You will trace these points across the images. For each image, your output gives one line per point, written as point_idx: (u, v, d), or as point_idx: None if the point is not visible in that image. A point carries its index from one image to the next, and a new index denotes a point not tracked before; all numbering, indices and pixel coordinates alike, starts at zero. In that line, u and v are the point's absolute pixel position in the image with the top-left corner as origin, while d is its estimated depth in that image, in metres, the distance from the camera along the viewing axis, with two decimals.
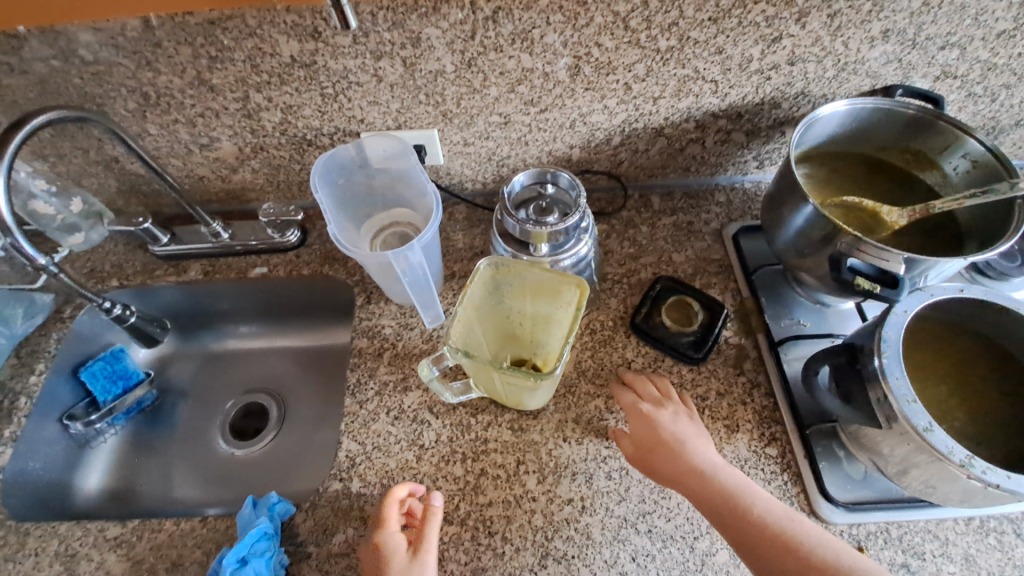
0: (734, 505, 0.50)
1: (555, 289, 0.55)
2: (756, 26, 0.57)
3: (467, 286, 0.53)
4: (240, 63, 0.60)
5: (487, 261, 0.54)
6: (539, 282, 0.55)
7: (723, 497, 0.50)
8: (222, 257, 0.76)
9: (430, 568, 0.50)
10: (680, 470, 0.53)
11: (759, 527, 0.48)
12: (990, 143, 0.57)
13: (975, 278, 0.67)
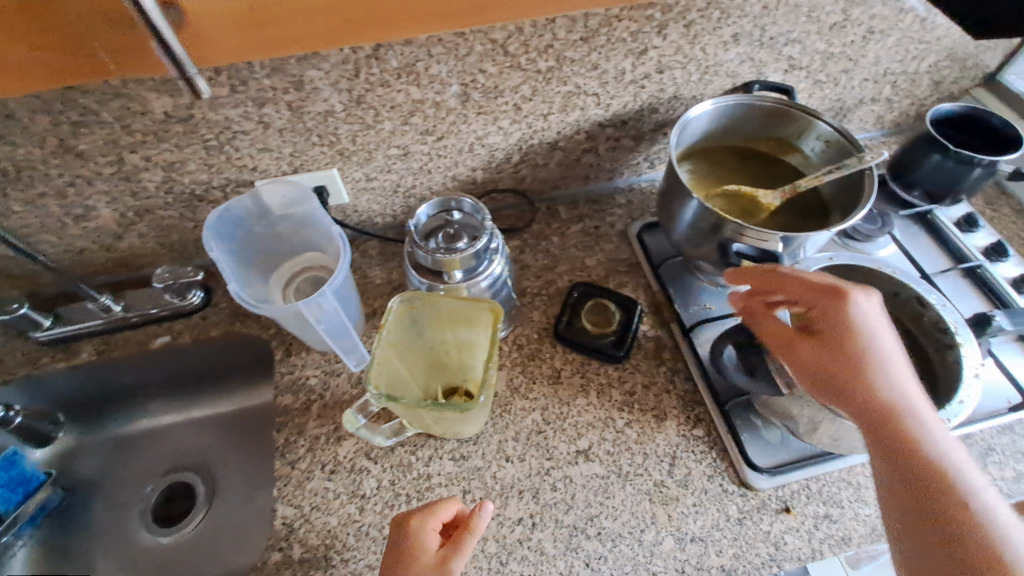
0: (876, 406, 0.49)
1: (470, 316, 0.55)
2: (624, 42, 0.61)
3: (381, 327, 0.52)
4: (108, 125, 0.56)
5: (398, 298, 0.54)
6: (454, 310, 0.55)
7: (864, 398, 0.50)
8: (116, 331, 0.70)
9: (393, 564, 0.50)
10: (833, 365, 0.51)
11: (894, 431, 0.48)
12: (834, 124, 0.65)
13: (847, 243, 0.75)
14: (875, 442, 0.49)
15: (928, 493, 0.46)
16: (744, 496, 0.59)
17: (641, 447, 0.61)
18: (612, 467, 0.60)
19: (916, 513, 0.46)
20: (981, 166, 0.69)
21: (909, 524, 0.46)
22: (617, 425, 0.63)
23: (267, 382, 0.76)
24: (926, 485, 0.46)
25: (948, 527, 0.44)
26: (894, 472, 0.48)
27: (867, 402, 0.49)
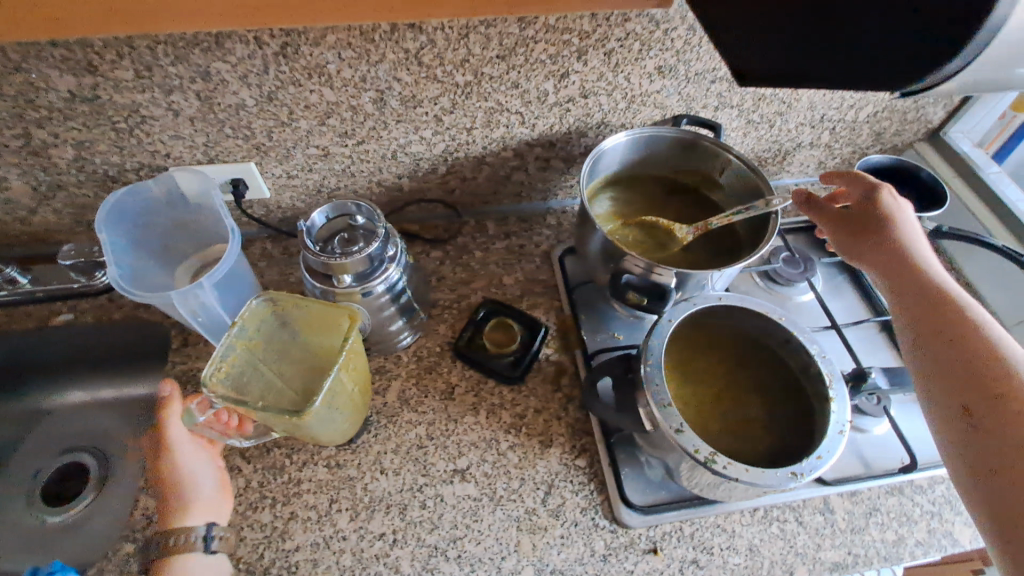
0: (904, 300, 0.52)
1: (330, 318, 0.54)
2: (543, 63, 0.61)
3: (236, 322, 0.53)
4: (10, 98, 0.56)
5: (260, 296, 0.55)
6: (315, 313, 0.54)
7: (901, 289, 0.53)
8: (19, 305, 0.72)
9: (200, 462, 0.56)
10: (921, 285, 0.51)
11: (930, 310, 0.49)
12: (750, 161, 0.64)
13: (768, 285, 0.74)
14: (908, 333, 0.50)
15: (968, 368, 0.45)
16: (614, 532, 0.58)
17: (520, 472, 0.60)
18: (486, 489, 0.59)
19: (955, 400, 0.44)
20: None
21: (952, 419, 0.44)
22: (500, 447, 0.62)
23: (156, 377, 0.76)
24: (963, 360, 0.45)
25: (970, 408, 0.43)
26: (931, 361, 0.47)
27: (921, 287, 0.51)
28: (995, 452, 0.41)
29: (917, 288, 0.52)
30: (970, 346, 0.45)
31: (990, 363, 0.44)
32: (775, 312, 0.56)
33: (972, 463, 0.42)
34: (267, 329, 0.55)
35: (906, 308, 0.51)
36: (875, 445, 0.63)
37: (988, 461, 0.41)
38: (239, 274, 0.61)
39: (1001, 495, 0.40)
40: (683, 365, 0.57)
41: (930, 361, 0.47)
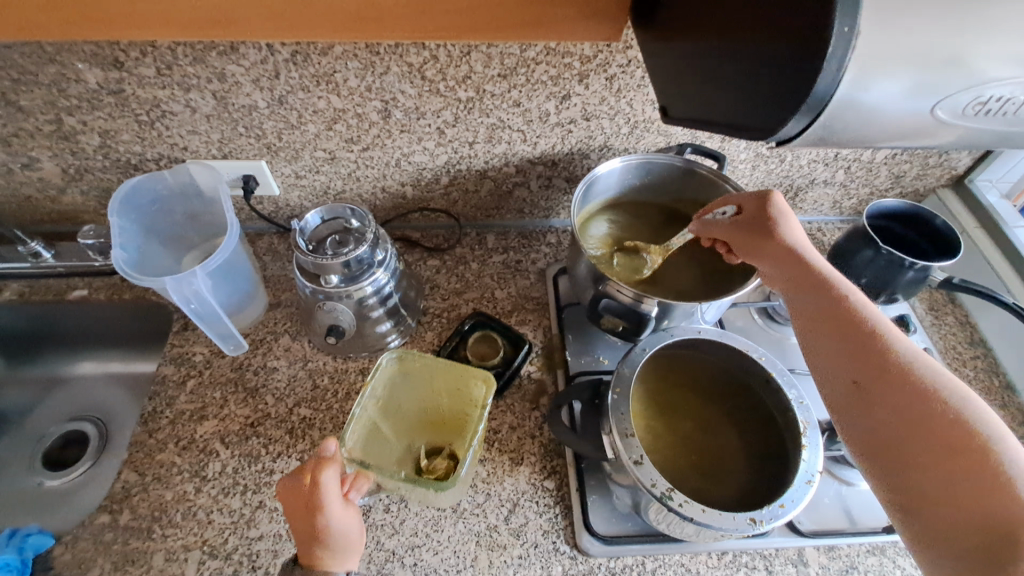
0: (791, 285, 0.52)
1: (463, 378, 0.57)
2: (544, 84, 0.62)
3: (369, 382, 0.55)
4: (45, 87, 0.60)
5: (388, 356, 0.57)
6: (446, 373, 0.57)
7: (785, 275, 0.53)
8: (43, 278, 0.76)
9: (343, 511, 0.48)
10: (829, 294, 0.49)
11: (819, 298, 0.50)
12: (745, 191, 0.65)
13: (767, 322, 0.72)
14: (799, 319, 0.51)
15: (855, 350, 0.45)
16: (573, 559, 0.56)
17: (486, 487, 0.60)
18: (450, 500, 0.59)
19: (845, 380, 0.45)
20: (912, 269, 0.65)
21: (847, 398, 0.45)
22: None
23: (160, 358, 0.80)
24: (849, 341, 0.46)
25: (861, 384, 0.44)
26: (821, 345, 0.48)
27: (805, 274, 0.52)
28: (883, 426, 0.42)
29: (799, 273, 0.52)
30: (853, 329, 0.46)
31: (873, 345, 0.45)
32: (755, 350, 0.55)
33: (864, 441, 0.43)
34: (391, 387, 0.58)
35: (793, 293, 0.52)
36: (860, 500, 0.60)
37: (874, 437, 0.42)
38: (233, 268, 0.67)
39: (892, 469, 0.41)
40: (657, 395, 0.56)
41: (820, 347, 0.48)
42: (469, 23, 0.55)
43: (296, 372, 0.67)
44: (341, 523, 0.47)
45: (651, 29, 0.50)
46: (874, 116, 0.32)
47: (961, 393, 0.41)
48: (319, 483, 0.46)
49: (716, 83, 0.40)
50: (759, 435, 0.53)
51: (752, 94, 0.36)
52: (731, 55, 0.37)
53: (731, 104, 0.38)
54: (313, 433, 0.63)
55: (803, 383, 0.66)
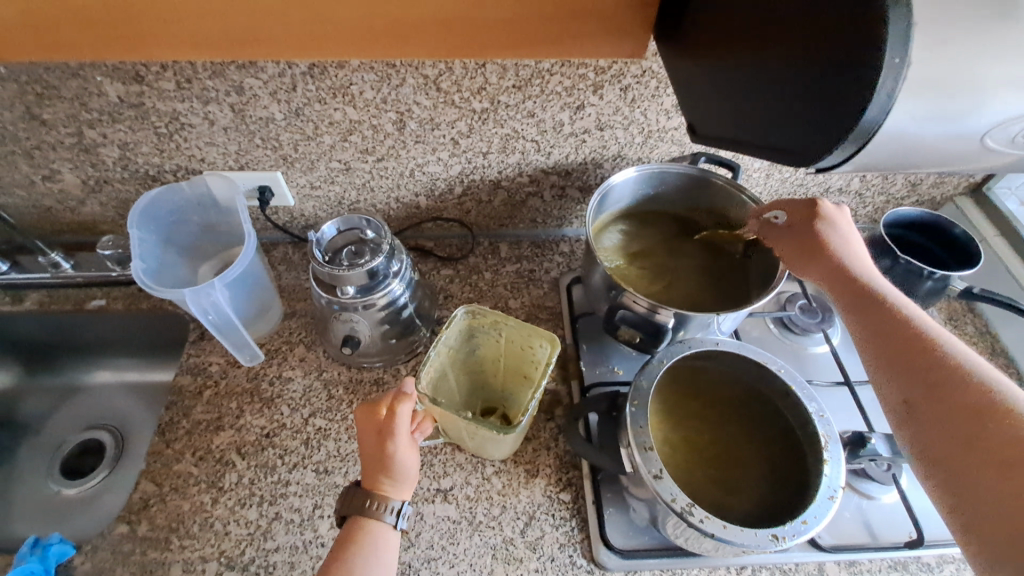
0: (846, 304, 0.53)
1: (527, 338, 0.58)
2: (559, 94, 0.62)
3: (443, 331, 0.57)
4: (68, 101, 0.61)
5: (464, 310, 0.58)
6: (512, 334, 0.59)
7: (839, 294, 0.53)
8: (61, 288, 0.77)
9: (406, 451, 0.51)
10: (877, 307, 0.50)
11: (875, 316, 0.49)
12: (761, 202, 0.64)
13: (783, 332, 0.71)
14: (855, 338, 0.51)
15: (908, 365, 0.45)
16: (590, 573, 0.56)
17: (502, 500, 0.60)
18: (466, 513, 0.59)
19: (899, 397, 0.45)
20: (931, 279, 0.64)
21: (901, 415, 0.44)
22: (485, 472, 0.61)
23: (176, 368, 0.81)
24: (900, 356, 0.46)
25: (913, 400, 0.44)
26: (874, 364, 0.48)
27: (861, 290, 0.52)
28: (938, 443, 0.41)
29: (854, 289, 0.52)
30: (906, 345, 0.46)
31: (923, 360, 0.45)
32: (774, 362, 0.55)
33: (922, 459, 0.43)
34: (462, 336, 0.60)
35: (848, 311, 0.52)
36: (881, 513, 0.59)
37: (930, 455, 0.42)
38: (250, 279, 0.68)
39: (953, 487, 0.40)
40: (676, 407, 0.55)
41: (873, 366, 0.48)
42: (486, 41, 0.57)
43: (311, 383, 0.67)
44: (400, 458, 0.51)
45: (678, 45, 0.50)
46: (920, 140, 0.33)
47: (1020, 405, 0.39)
48: (394, 411, 0.51)
49: (754, 104, 0.40)
50: (779, 448, 0.52)
51: (794, 118, 0.36)
52: (767, 77, 0.38)
53: (771, 125, 0.39)
54: (328, 444, 0.63)
55: (822, 394, 0.65)
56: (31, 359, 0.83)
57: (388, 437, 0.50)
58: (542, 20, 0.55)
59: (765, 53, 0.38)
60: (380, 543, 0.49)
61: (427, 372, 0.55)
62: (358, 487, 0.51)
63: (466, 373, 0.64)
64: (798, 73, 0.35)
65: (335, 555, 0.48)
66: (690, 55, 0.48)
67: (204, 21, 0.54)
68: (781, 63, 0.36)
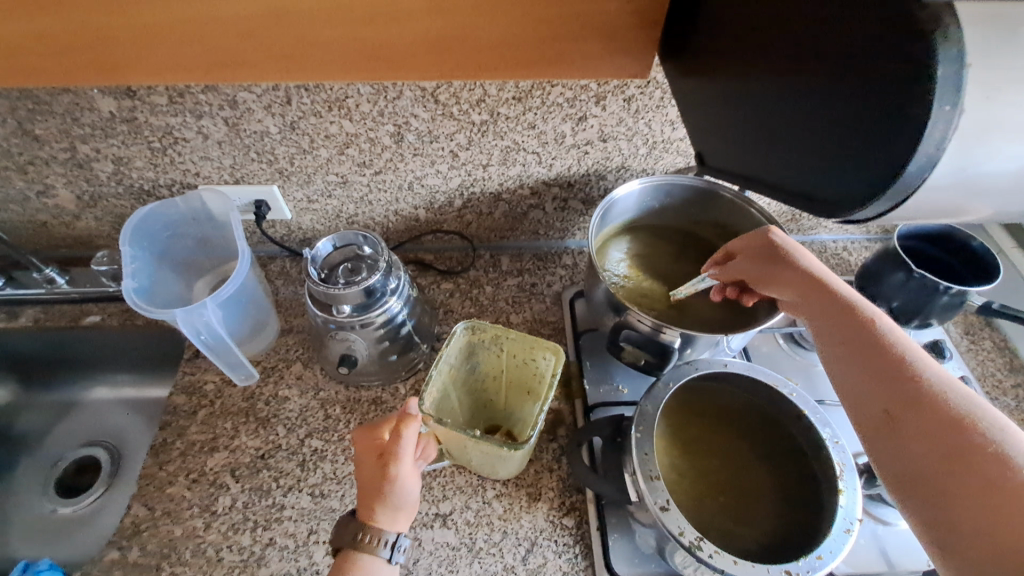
0: (817, 315, 0.50)
1: (531, 352, 0.57)
2: (560, 106, 0.60)
3: (442, 349, 0.55)
4: (60, 116, 0.60)
5: (463, 325, 0.57)
6: (516, 348, 0.57)
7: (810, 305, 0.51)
8: (56, 304, 0.76)
9: (406, 476, 0.48)
10: (851, 320, 0.48)
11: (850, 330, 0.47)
12: (770, 214, 0.62)
13: (793, 348, 0.69)
14: (829, 351, 0.48)
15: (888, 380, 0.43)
16: None
17: (503, 525, 0.58)
18: (465, 539, 0.57)
19: (880, 413, 0.42)
20: (948, 294, 0.62)
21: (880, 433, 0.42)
22: (485, 496, 0.59)
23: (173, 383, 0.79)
24: (881, 372, 0.43)
25: (895, 415, 0.41)
26: (850, 379, 0.45)
27: (833, 301, 0.50)
28: (919, 461, 0.39)
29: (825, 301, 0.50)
30: (885, 362, 0.44)
31: (902, 377, 0.42)
32: (786, 385, 0.53)
33: (898, 478, 0.40)
34: (463, 352, 0.59)
35: (819, 323, 0.50)
36: (899, 539, 0.56)
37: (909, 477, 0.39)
38: (244, 296, 0.66)
39: (935, 509, 0.37)
40: (683, 431, 0.53)
41: (849, 381, 0.45)
42: (483, 62, 0.56)
43: (308, 402, 0.66)
44: (400, 484, 0.48)
45: (684, 63, 0.48)
46: (981, 187, 0.28)
47: (1000, 423, 0.38)
48: (396, 435, 0.47)
49: (773, 129, 0.37)
50: (792, 476, 0.50)
51: (818, 159, 0.33)
52: (789, 103, 0.35)
53: (790, 157, 0.36)
54: (324, 466, 0.61)
55: (834, 414, 0.63)
56: (27, 375, 0.82)
57: (389, 461, 0.48)
58: (540, 41, 0.54)
59: (785, 75, 0.35)
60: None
61: (430, 390, 0.54)
62: (354, 515, 0.48)
63: (467, 390, 0.62)
64: (827, 107, 0.32)
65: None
66: (697, 66, 0.46)
67: (196, 41, 0.53)
68: (806, 90, 0.33)
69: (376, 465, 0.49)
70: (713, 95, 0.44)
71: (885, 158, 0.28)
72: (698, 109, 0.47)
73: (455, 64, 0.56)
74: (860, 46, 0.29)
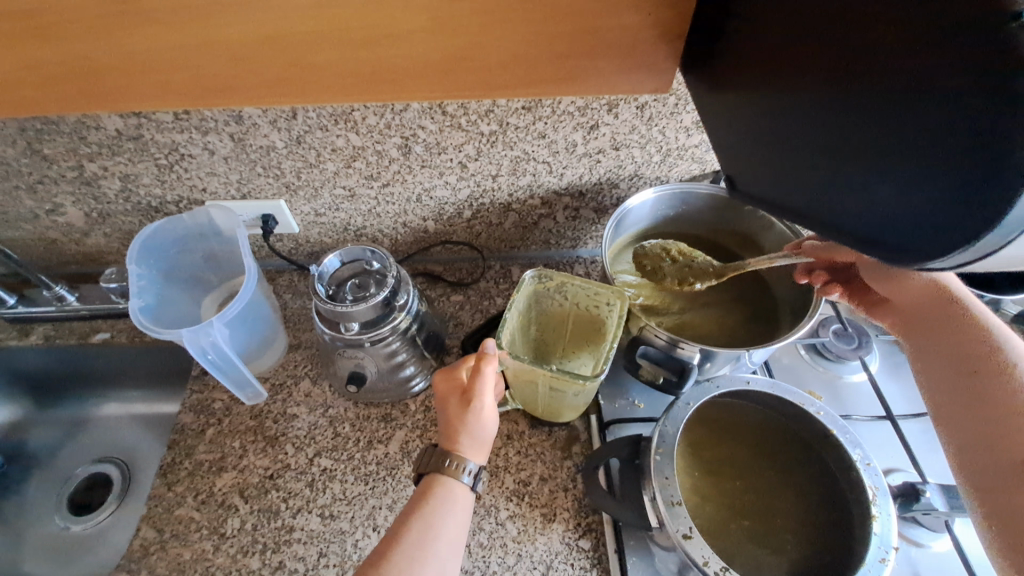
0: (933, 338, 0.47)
1: (596, 301, 0.55)
2: (571, 115, 0.58)
3: (514, 294, 0.54)
4: (67, 135, 0.60)
5: (532, 273, 0.55)
6: (581, 298, 0.56)
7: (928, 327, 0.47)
8: (67, 321, 0.76)
9: (485, 412, 0.50)
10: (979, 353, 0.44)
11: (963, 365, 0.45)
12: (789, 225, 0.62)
13: (814, 358, 0.66)
14: (940, 379, 0.46)
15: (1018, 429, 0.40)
16: None
17: (517, 548, 0.55)
18: (478, 563, 0.54)
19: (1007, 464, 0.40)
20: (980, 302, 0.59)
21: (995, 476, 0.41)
22: (499, 516, 0.57)
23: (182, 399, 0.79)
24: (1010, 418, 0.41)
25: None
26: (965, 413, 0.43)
27: (962, 327, 0.45)
28: None
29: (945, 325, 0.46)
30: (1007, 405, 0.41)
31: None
32: (813, 404, 0.51)
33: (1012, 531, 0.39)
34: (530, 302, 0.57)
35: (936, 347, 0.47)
36: (937, 566, 0.52)
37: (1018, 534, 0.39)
38: (252, 312, 0.65)
39: None
40: (704, 452, 0.52)
41: (965, 416, 0.43)
42: (492, 81, 0.54)
43: (317, 419, 0.65)
44: (481, 417, 0.50)
45: (710, 73, 0.46)
46: None
47: None
48: (479, 370, 0.49)
49: (789, 153, 0.35)
50: (819, 501, 0.48)
51: (868, 189, 0.28)
52: (811, 125, 0.32)
53: (813, 185, 0.32)
54: (334, 486, 0.60)
55: (859, 430, 0.60)
56: (38, 392, 0.82)
57: (472, 397, 0.49)
58: (550, 61, 0.52)
59: (805, 91, 0.32)
60: (456, 505, 0.47)
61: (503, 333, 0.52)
62: (436, 445, 0.50)
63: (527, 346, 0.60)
64: (864, 135, 0.28)
65: (410, 509, 0.47)
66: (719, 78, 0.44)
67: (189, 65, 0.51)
68: (827, 111, 0.31)
69: (459, 399, 0.50)
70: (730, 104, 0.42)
71: (964, 206, 0.22)
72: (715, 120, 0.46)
73: (461, 84, 0.54)
74: (910, 70, 0.25)
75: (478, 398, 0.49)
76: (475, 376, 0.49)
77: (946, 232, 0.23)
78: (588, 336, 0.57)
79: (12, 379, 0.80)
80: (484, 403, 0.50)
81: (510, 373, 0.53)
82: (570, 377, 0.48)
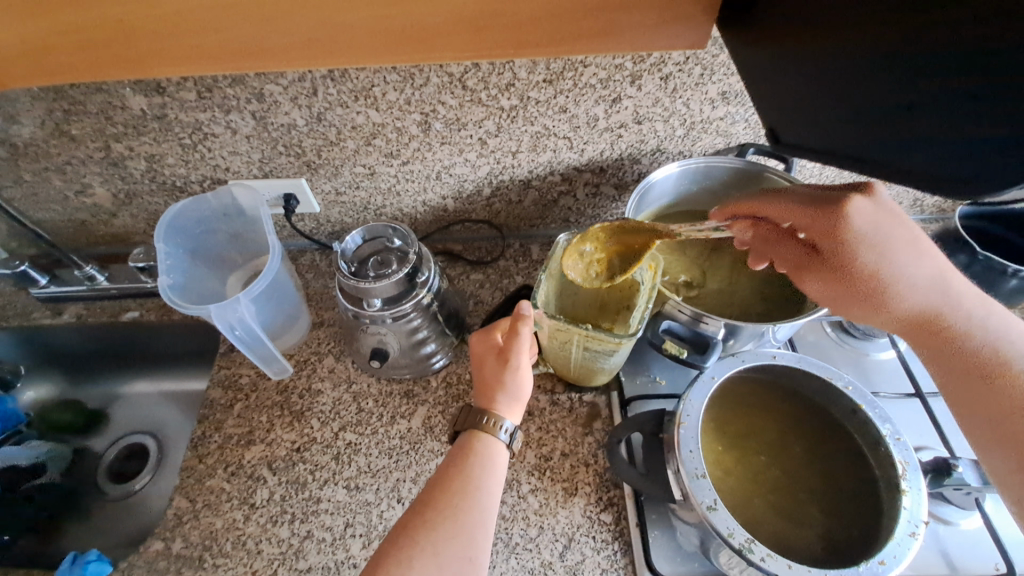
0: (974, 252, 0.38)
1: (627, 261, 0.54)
2: (593, 87, 0.57)
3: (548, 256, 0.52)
4: (94, 116, 0.60)
5: (567, 236, 0.54)
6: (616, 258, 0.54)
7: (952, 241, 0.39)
8: (98, 300, 0.79)
9: (523, 370, 0.51)
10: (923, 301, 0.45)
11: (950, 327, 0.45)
12: None
13: (841, 336, 0.65)
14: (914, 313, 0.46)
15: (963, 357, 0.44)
16: None
17: (539, 520, 0.56)
18: (501, 534, 0.55)
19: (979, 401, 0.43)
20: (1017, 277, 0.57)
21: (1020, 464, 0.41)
22: (520, 490, 0.57)
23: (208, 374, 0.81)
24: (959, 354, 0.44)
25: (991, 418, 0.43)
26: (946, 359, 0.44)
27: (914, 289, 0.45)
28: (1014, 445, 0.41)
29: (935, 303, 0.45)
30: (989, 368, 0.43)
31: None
32: (840, 378, 0.50)
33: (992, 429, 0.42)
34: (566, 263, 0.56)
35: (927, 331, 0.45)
36: (964, 543, 0.52)
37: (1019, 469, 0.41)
38: (277, 290, 0.66)
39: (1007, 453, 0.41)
40: (728, 426, 0.52)
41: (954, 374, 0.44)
42: (522, 39, 0.51)
43: (341, 395, 0.66)
44: (519, 375, 0.51)
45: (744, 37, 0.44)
46: None
47: None
48: (516, 331, 0.50)
49: (828, 122, 0.34)
50: (848, 476, 0.47)
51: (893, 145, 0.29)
52: (860, 93, 0.31)
53: (854, 144, 0.32)
54: (359, 459, 0.61)
55: (887, 408, 0.59)
56: (70, 370, 0.85)
57: (510, 355, 0.50)
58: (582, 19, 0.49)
59: (858, 55, 0.31)
60: (494, 460, 0.48)
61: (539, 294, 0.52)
62: (473, 404, 0.51)
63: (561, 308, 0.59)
64: (897, 93, 0.29)
65: (451, 463, 0.48)
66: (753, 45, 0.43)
67: (194, 37, 0.49)
68: (870, 80, 0.30)
69: (496, 359, 0.51)
70: (764, 70, 0.41)
71: (1017, 163, 0.22)
72: (747, 87, 0.44)
73: (491, 42, 0.51)
74: (967, 45, 0.25)
75: (516, 357, 0.50)
76: (514, 333, 0.50)
77: (989, 168, 0.24)
78: (622, 301, 0.57)
79: (47, 356, 0.83)
80: (522, 360, 0.51)
81: (544, 335, 0.54)
82: (606, 337, 0.48)
